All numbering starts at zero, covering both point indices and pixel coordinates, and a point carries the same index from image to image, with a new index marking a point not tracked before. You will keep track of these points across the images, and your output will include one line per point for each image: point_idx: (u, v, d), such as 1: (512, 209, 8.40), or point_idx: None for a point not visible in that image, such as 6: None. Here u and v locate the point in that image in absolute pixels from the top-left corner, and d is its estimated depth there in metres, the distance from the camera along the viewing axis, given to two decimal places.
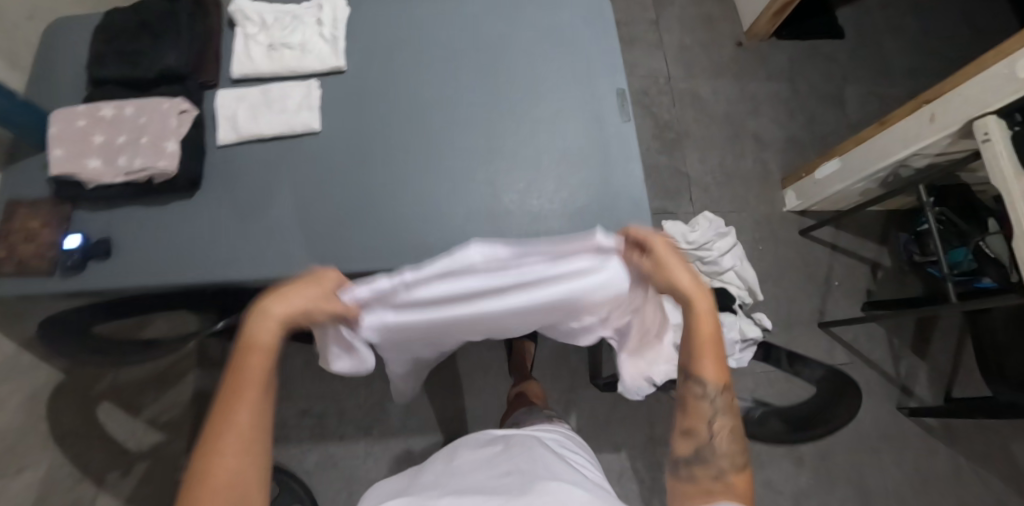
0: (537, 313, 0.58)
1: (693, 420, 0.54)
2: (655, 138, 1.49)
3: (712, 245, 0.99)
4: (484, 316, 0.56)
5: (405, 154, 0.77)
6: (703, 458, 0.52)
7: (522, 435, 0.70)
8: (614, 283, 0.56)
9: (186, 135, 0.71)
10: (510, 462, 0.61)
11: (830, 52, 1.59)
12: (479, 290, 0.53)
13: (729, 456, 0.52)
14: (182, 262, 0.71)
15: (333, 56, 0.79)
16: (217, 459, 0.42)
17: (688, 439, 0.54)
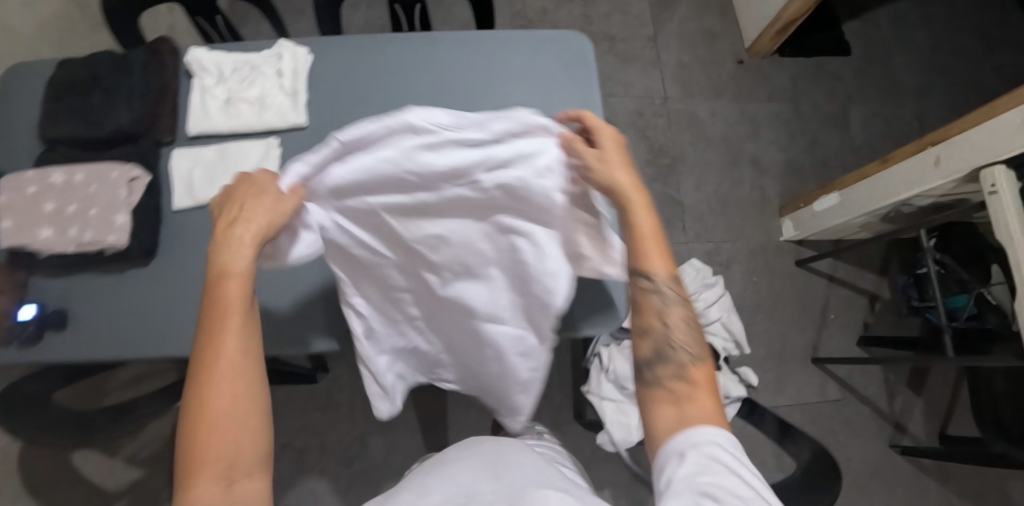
0: (489, 204, 0.53)
1: (646, 317, 0.56)
2: (648, 163, 1.44)
3: (699, 296, 0.97)
4: (448, 198, 0.53)
5: None
6: (661, 361, 0.53)
7: (514, 444, 0.64)
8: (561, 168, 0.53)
9: (138, 202, 0.69)
10: (498, 467, 0.55)
11: (836, 69, 1.51)
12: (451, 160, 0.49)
13: (684, 351, 0.53)
14: (139, 334, 0.69)
15: (294, 112, 0.75)
16: (210, 387, 0.42)
17: (647, 338, 0.55)
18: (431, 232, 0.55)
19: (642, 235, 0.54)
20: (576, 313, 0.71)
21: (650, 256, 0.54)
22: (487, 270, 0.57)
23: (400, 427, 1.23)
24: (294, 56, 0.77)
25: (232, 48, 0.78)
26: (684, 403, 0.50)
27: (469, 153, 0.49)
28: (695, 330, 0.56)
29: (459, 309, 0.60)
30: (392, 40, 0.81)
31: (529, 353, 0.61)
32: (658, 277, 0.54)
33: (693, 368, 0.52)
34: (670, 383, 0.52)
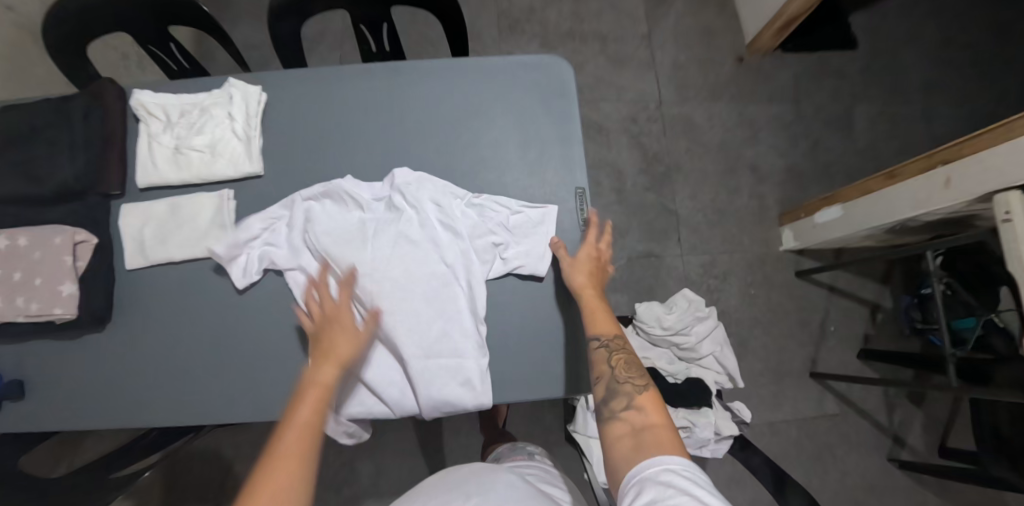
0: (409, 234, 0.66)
1: (597, 367, 0.60)
2: (642, 172, 1.37)
3: (690, 330, 0.93)
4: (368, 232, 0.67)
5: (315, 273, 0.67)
6: (613, 399, 0.57)
7: (487, 465, 0.70)
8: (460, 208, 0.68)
9: (86, 268, 0.66)
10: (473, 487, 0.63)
11: (840, 66, 1.44)
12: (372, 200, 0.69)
13: (630, 383, 0.57)
14: (99, 403, 0.66)
15: (248, 161, 0.69)
16: (285, 453, 0.46)
17: (599, 384, 0.59)
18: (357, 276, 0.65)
19: (592, 306, 0.63)
20: (555, 376, 0.66)
21: (597, 320, 0.62)
22: (408, 299, 0.64)
23: (388, 453, 1.21)
24: (246, 96, 0.71)
25: (182, 90, 0.74)
26: (641, 432, 0.51)
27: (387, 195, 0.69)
28: (640, 368, 0.59)
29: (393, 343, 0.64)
30: (344, 73, 0.73)
31: (469, 380, 0.63)
32: (602, 335, 0.61)
33: (641, 399, 0.55)
34: (624, 415, 0.54)
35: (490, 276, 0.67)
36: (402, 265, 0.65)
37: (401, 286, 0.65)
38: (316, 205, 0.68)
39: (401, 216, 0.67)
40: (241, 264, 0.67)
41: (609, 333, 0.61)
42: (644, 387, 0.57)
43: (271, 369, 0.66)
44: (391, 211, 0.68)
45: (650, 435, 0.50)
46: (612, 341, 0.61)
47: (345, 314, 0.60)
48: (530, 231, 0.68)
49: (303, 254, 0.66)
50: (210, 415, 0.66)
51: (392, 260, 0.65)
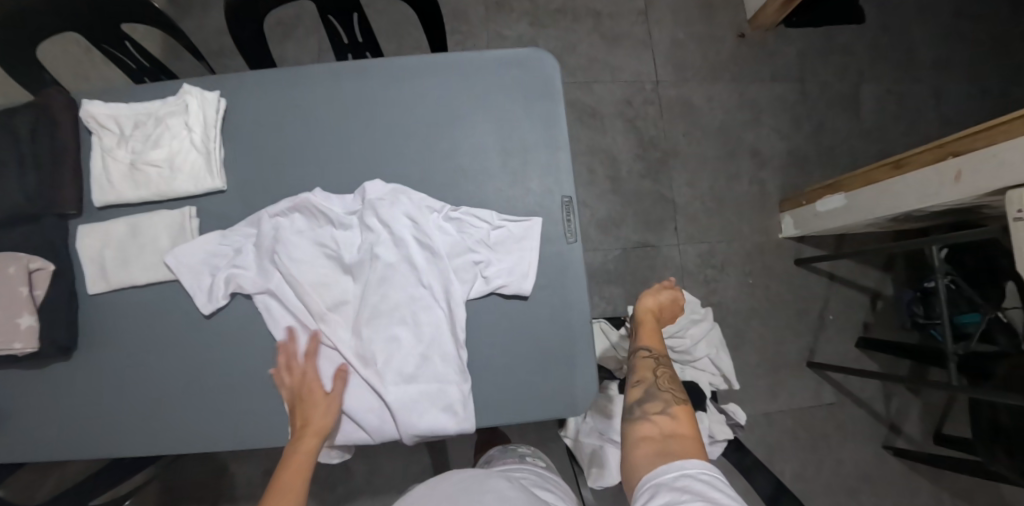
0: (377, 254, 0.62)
1: (641, 372, 0.62)
2: (638, 159, 1.32)
3: (685, 333, 0.89)
4: (339, 252, 0.64)
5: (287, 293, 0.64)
6: (649, 402, 0.58)
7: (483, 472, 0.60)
8: (435, 222, 0.64)
9: (44, 297, 0.63)
10: (462, 498, 0.53)
11: (846, 42, 1.38)
12: (340, 217, 0.64)
13: (670, 392, 0.58)
14: (64, 434, 0.64)
15: (209, 175, 0.65)
16: None
17: (637, 387, 0.60)
18: (331, 299, 0.63)
19: (648, 329, 0.68)
20: (540, 398, 0.64)
21: (649, 338, 0.67)
22: (382, 322, 0.61)
23: (381, 452, 1.21)
24: (203, 105, 0.66)
25: (134, 98, 0.69)
26: (666, 439, 0.52)
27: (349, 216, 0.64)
28: (679, 385, 0.60)
29: (367, 367, 0.61)
30: (309, 75, 0.67)
31: (450, 405, 0.60)
32: (653, 349, 0.65)
33: (675, 410, 0.56)
34: (655, 417, 0.55)
35: (470, 296, 0.63)
36: (380, 289, 0.62)
37: (374, 308, 0.61)
38: (284, 221, 0.64)
39: (373, 238, 0.63)
40: (206, 289, 0.64)
41: (660, 349, 0.65)
42: (681, 399, 0.58)
43: (241, 397, 0.64)
44: (364, 230, 0.64)
45: (677, 442, 0.51)
46: (661, 356, 0.64)
47: (315, 383, 0.60)
48: (512, 247, 0.64)
49: (271, 276, 0.63)
50: (185, 445, 0.63)
51: (367, 285, 0.62)
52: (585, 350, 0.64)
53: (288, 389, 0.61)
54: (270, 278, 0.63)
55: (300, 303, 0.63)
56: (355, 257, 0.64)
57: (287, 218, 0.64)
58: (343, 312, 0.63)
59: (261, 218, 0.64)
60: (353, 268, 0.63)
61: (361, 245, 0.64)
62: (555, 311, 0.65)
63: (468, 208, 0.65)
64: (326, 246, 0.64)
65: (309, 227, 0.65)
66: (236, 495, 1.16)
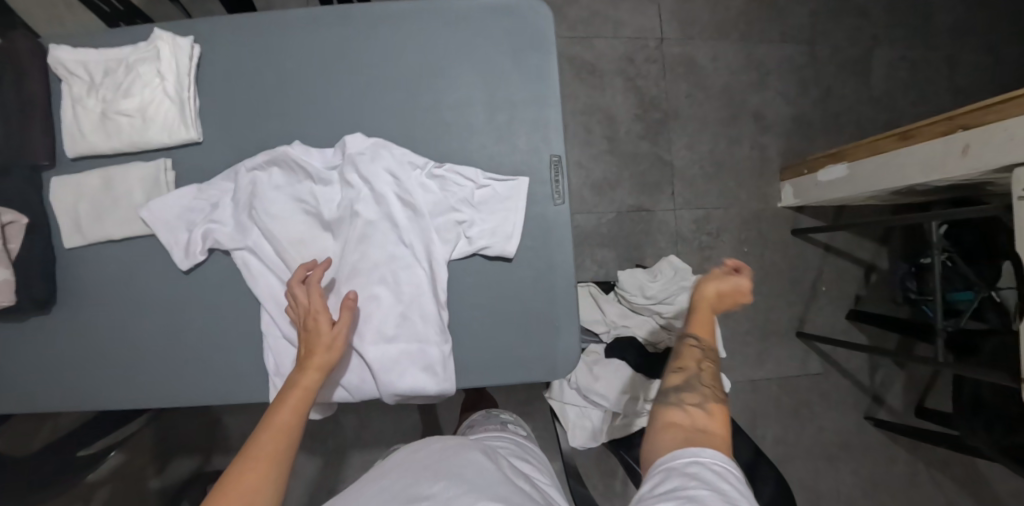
0: (360, 210, 0.61)
1: (683, 362, 0.59)
2: (637, 120, 1.27)
3: (674, 300, 0.88)
4: (318, 207, 0.62)
5: (261, 248, 0.61)
6: (686, 391, 0.55)
7: (462, 440, 0.60)
8: (416, 180, 0.62)
9: (18, 250, 0.61)
10: (443, 466, 0.53)
11: (863, 3, 1.31)
12: (318, 170, 0.61)
13: (710, 390, 0.55)
14: (46, 386, 0.64)
15: (183, 126, 0.62)
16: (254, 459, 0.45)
17: (678, 374, 0.58)
18: (310, 256, 0.62)
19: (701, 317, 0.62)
20: (521, 362, 0.63)
21: (700, 327, 0.61)
22: (363, 280, 0.60)
23: (371, 406, 1.24)
24: (175, 51, 0.62)
25: (102, 41, 0.65)
26: (695, 430, 0.49)
27: (322, 173, 0.61)
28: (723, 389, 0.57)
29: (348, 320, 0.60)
30: (285, 19, 0.63)
31: (431, 366, 0.60)
32: (702, 341, 0.60)
33: (712, 409, 0.53)
34: (689, 407, 0.53)
35: (453, 256, 0.62)
36: (360, 248, 0.60)
37: (357, 262, 0.60)
38: (261, 175, 0.62)
39: (353, 194, 0.61)
40: (183, 245, 0.61)
41: (709, 345, 0.60)
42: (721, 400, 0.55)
43: (220, 354, 0.63)
44: (344, 186, 0.61)
45: (705, 436, 0.48)
46: (708, 350, 0.60)
47: (321, 308, 0.55)
48: (496, 207, 0.62)
49: (249, 232, 0.61)
50: (166, 399, 0.64)
51: (348, 243, 0.61)
52: (568, 312, 0.64)
53: (297, 317, 0.56)
54: (249, 231, 0.61)
55: (279, 259, 0.61)
56: (335, 214, 0.61)
57: (264, 172, 0.62)
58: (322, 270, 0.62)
59: (238, 173, 0.62)
60: (333, 225, 0.61)
61: (345, 200, 0.61)
62: (539, 273, 0.63)
63: (451, 165, 0.63)
64: (304, 202, 0.62)
65: (283, 185, 0.62)
66: (232, 443, 1.23)
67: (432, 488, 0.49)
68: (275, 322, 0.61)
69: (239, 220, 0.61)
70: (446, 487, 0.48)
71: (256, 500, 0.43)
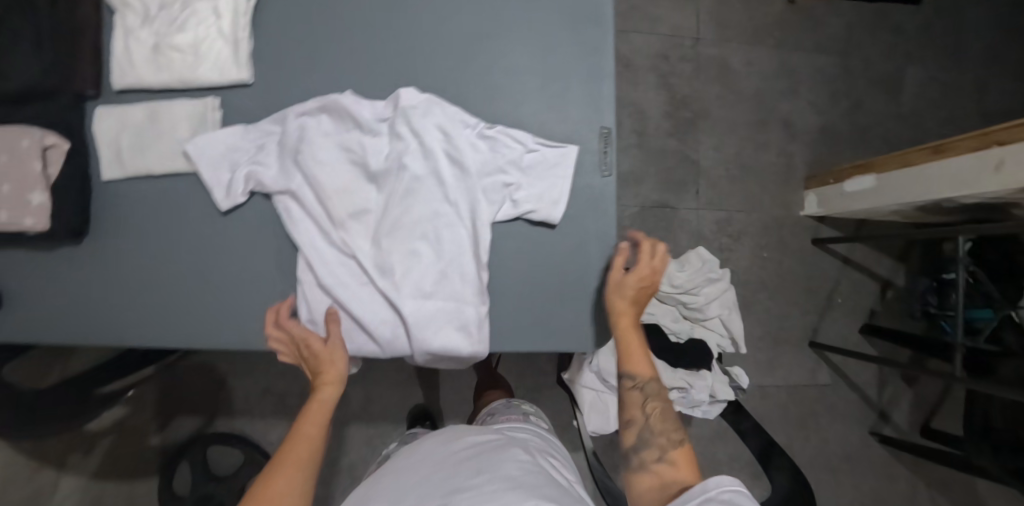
0: (407, 164, 0.60)
1: (628, 410, 0.57)
2: (667, 117, 1.27)
3: (699, 291, 0.88)
4: (364, 158, 0.61)
5: (304, 194, 0.60)
6: (644, 448, 0.54)
7: (503, 438, 0.63)
8: (465, 139, 0.61)
9: (56, 176, 0.59)
10: (481, 464, 0.55)
11: (898, 21, 1.31)
12: (368, 121, 0.61)
13: (665, 436, 0.54)
14: (71, 319, 0.63)
15: (235, 66, 0.62)
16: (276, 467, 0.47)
17: (631, 428, 0.57)
18: (351, 206, 0.61)
19: (629, 343, 0.58)
20: (555, 331, 0.62)
21: (632, 357, 0.58)
22: (405, 233, 0.60)
23: (379, 380, 1.24)
24: None
25: None
26: (668, 490, 0.50)
27: (371, 125, 0.61)
28: (675, 419, 0.56)
29: (386, 272, 0.59)
30: None
31: (465, 325, 0.60)
32: (639, 376, 0.57)
33: (676, 456, 0.53)
34: (654, 467, 0.52)
35: (496, 218, 0.62)
36: (404, 201, 0.60)
37: (399, 215, 0.60)
38: (310, 122, 0.61)
39: (403, 146, 0.60)
40: (224, 184, 0.61)
41: (647, 376, 0.57)
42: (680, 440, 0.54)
43: (254, 298, 0.62)
44: (393, 138, 0.61)
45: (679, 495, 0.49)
46: (649, 383, 0.57)
47: (308, 331, 0.56)
48: (545, 173, 0.62)
49: (293, 176, 0.60)
50: (191, 340, 0.62)
51: (392, 195, 0.60)
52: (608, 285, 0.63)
53: (289, 353, 0.59)
54: (293, 176, 0.61)
55: (321, 206, 0.60)
56: (381, 165, 0.61)
57: (314, 118, 0.61)
58: (363, 222, 0.61)
59: (286, 118, 0.61)
60: (379, 177, 0.61)
61: (392, 153, 0.61)
62: (580, 242, 0.63)
63: (502, 127, 0.63)
64: (352, 152, 0.61)
65: (330, 132, 0.62)
66: (236, 406, 1.24)
67: (470, 482, 0.51)
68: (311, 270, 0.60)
69: (282, 164, 0.61)
70: (486, 481, 0.51)
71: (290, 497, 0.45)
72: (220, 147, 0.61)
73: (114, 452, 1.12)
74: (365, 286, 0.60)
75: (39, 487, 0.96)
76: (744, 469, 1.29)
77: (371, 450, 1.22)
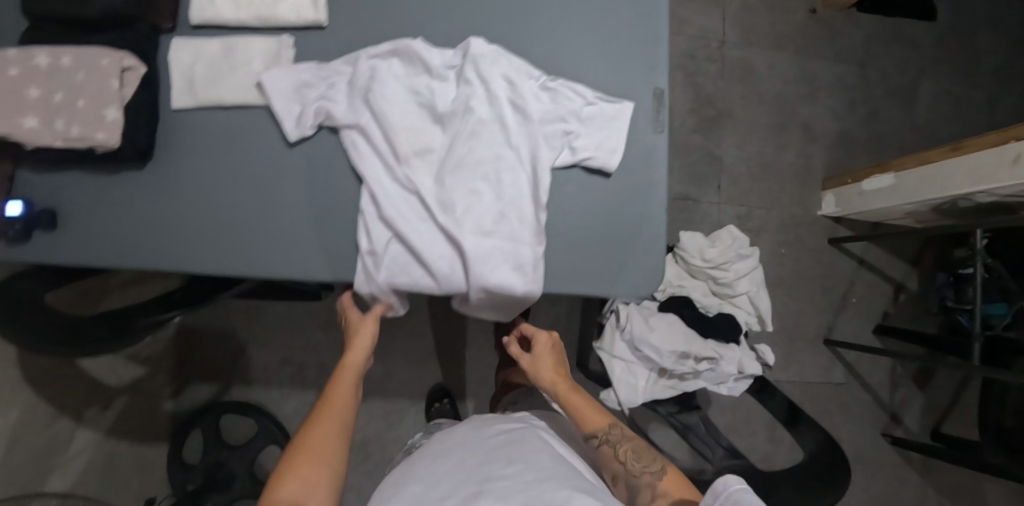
0: (474, 107, 0.63)
1: (610, 465, 0.64)
2: (692, 113, 1.32)
3: (730, 266, 0.90)
4: (432, 102, 0.64)
5: (372, 129, 0.63)
6: (638, 490, 0.59)
7: (525, 430, 0.68)
8: (528, 88, 0.64)
9: (131, 97, 0.60)
10: (511, 452, 0.59)
11: (914, 36, 1.37)
12: (437, 67, 0.64)
13: (645, 470, 0.60)
14: (128, 242, 0.63)
15: (312, 8, 0.65)
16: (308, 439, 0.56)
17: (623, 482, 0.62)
18: (416, 145, 0.63)
19: (579, 407, 0.69)
20: (605, 275, 0.64)
21: (587, 418, 0.68)
22: (468, 171, 0.62)
23: (398, 355, 1.24)
24: None
25: None
26: None
27: (439, 71, 0.64)
28: (649, 452, 0.62)
29: (448, 207, 0.61)
30: None
31: (522, 264, 0.61)
32: (598, 430, 0.66)
33: (665, 480, 0.58)
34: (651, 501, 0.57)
35: (555, 164, 0.64)
36: (468, 142, 0.62)
37: (462, 155, 0.62)
38: (381, 64, 0.64)
39: (470, 91, 0.63)
40: (295, 116, 0.63)
41: (602, 425, 0.66)
42: (658, 468, 0.60)
43: (315, 230, 0.64)
44: (461, 83, 0.64)
45: None
46: (608, 432, 0.65)
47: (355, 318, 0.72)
48: (603, 125, 0.65)
49: (362, 112, 0.63)
50: (251, 266, 0.63)
51: (458, 136, 0.63)
52: (657, 236, 0.66)
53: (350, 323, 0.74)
54: (362, 112, 0.63)
55: (388, 143, 0.63)
56: (448, 108, 0.64)
57: (385, 61, 0.64)
58: (427, 160, 0.63)
59: (359, 60, 0.64)
60: (445, 118, 0.64)
61: (458, 97, 0.64)
62: (632, 192, 0.65)
63: (563, 81, 0.66)
64: (420, 94, 0.64)
65: (399, 76, 0.64)
66: (252, 375, 1.24)
67: (499, 470, 0.56)
68: (374, 202, 0.62)
69: (352, 101, 0.63)
70: (516, 469, 0.55)
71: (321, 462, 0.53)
72: (293, 80, 0.63)
73: (128, 412, 1.10)
74: (426, 221, 0.62)
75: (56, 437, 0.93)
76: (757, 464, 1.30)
77: (388, 425, 1.22)
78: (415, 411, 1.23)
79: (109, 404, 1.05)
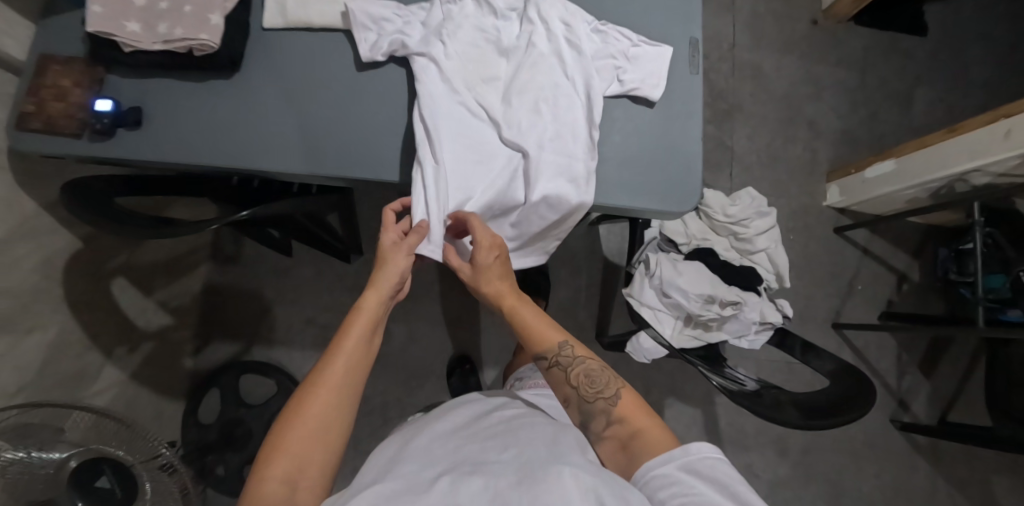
0: (535, 43, 0.70)
1: (561, 389, 0.61)
2: (706, 107, 1.42)
3: (751, 223, 0.95)
4: (497, 39, 0.71)
5: (443, 56, 0.68)
6: (593, 419, 0.58)
7: (524, 410, 0.65)
8: (584, 30, 0.72)
9: (231, 10, 0.66)
10: (511, 436, 0.56)
11: (909, 48, 1.50)
12: (502, 11, 0.72)
13: (600, 399, 0.58)
14: (213, 141, 0.67)
15: None
16: (316, 396, 0.51)
17: (574, 406, 0.60)
18: (482, 74, 0.70)
19: (528, 324, 0.64)
20: (649, 194, 0.70)
21: (537, 338, 0.63)
22: (528, 95, 0.68)
23: (422, 320, 1.27)
24: None
25: None
26: (629, 439, 0.54)
27: (504, 16, 0.72)
28: (602, 377, 0.59)
29: (510, 127, 0.68)
30: None
31: (575, 177, 0.67)
32: (548, 355, 0.62)
33: (619, 407, 0.57)
34: (608, 432, 0.56)
35: (606, 94, 0.71)
36: (530, 70, 0.69)
37: (525, 83, 0.69)
38: (455, 7, 0.71)
39: (533, 29, 0.70)
40: (370, 42, 0.68)
41: (552, 349, 0.62)
42: (613, 395, 0.58)
43: (385, 143, 0.69)
44: (523, 23, 0.72)
45: (639, 443, 0.53)
46: (559, 357, 0.62)
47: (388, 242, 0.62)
48: (648, 62, 0.72)
49: (432, 45, 0.68)
50: (326, 168, 0.68)
51: (521, 66, 0.69)
52: (696, 165, 0.72)
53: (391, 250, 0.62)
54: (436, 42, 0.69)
55: (456, 70, 0.69)
56: (512, 43, 0.71)
57: (456, 3, 0.71)
58: (493, 86, 0.70)
59: (433, 4, 0.71)
60: (509, 52, 0.71)
61: (521, 35, 0.71)
62: (671, 125, 0.73)
63: (612, 26, 0.74)
64: (486, 32, 0.71)
65: (468, 15, 0.71)
66: (276, 335, 1.25)
67: (499, 454, 0.52)
68: (441, 117, 0.66)
69: (425, 35, 0.69)
70: (514, 454, 0.52)
71: (326, 419, 0.50)
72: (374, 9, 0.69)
73: (152, 359, 1.10)
74: (490, 141, 0.68)
75: (85, 367, 0.92)
76: (770, 446, 1.31)
77: (407, 389, 1.23)
78: (435, 377, 1.24)
79: (137, 346, 1.05)
